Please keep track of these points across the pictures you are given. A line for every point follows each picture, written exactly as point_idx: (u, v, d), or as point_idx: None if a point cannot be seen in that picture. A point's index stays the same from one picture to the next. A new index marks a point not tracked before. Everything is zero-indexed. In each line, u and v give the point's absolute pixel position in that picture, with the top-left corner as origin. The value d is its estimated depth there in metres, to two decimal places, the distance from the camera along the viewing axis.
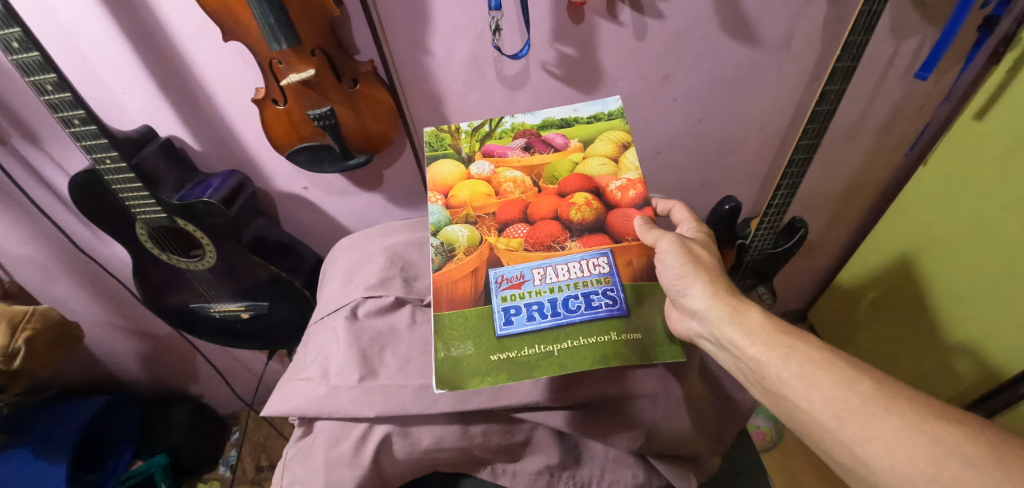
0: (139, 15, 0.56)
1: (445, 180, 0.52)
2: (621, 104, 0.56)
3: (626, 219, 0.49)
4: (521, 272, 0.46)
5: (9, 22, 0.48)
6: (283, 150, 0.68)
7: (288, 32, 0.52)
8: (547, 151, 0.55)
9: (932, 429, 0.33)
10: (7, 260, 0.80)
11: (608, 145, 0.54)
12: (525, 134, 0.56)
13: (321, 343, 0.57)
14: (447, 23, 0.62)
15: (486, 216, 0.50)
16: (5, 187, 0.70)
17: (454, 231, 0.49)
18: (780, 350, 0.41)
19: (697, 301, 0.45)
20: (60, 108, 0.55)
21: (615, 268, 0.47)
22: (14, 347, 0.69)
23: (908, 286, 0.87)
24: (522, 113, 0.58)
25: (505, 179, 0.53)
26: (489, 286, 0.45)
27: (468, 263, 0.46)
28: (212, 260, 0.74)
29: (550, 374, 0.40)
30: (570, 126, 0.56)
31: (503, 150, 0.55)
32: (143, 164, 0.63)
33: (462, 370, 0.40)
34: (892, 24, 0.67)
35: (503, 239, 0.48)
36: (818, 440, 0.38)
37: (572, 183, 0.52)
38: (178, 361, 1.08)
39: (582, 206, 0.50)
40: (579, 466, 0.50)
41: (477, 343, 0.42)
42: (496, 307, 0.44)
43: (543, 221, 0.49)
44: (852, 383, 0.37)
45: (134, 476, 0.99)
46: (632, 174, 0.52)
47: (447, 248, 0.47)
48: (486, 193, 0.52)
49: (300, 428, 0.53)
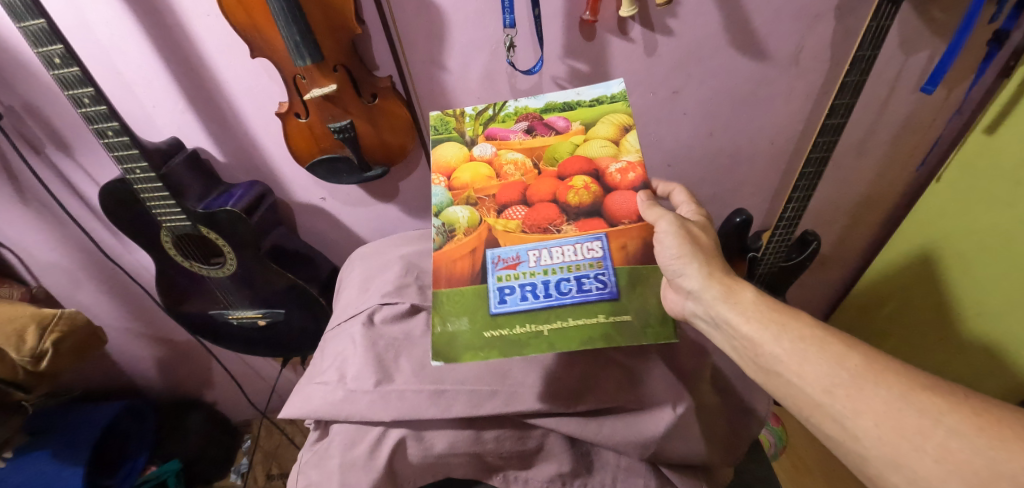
0: (171, 33, 0.59)
1: (449, 162, 0.54)
2: (624, 87, 0.56)
3: (624, 202, 0.50)
4: (516, 253, 0.47)
5: (52, 39, 0.51)
6: (303, 162, 0.70)
7: (312, 50, 0.55)
8: (549, 133, 0.55)
9: (919, 400, 0.33)
10: (35, 265, 0.83)
11: (609, 128, 0.53)
12: (527, 117, 0.57)
13: (338, 348, 0.58)
14: (463, 40, 0.65)
15: (487, 198, 0.51)
16: (38, 194, 0.74)
17: (455, 212, 0.50)
18: (772, 327, 0.41)
19: (692, 281, 0.47)
20: (96, 120, 0.58)
21: (608, 253, 0.47)
22: (41, 348, 0.72)
23: (919, 295, 0.87)
24: (525, 98, 0.58)
25: (507, 161, 0.54)
26: (485, 266, 0.46)
27: (468, 244, 0.48)
28: (233, 267, 0.77)
29: (539, 353, 0.41)
30: (571, 109, 0.55)
31: (506, 133, 0.56)
32: (171, 175, 0.66)
33: (456, 344, 0.41)
34: (900, 39, 0.68)
35: (502, 220, 0.50)
36: (809, 415, 0.38)
37: (572, 166, 0.52)
38: (193, 367, 1.10)
39: (581, 190, 0.50)
40: (590, 474, 0.50)
41: (472, 319, 0.43)
42: (491, 286, 0.45)
43: (541, 204, 0.50)
44: (841, 359, 0.37)
45: (145, 482, 1.00)
46: (631, 157, 0.52)
47: (449, 228, 0.49)
48: (487, 175, 0.53)
49: (316, 431, 0.54)
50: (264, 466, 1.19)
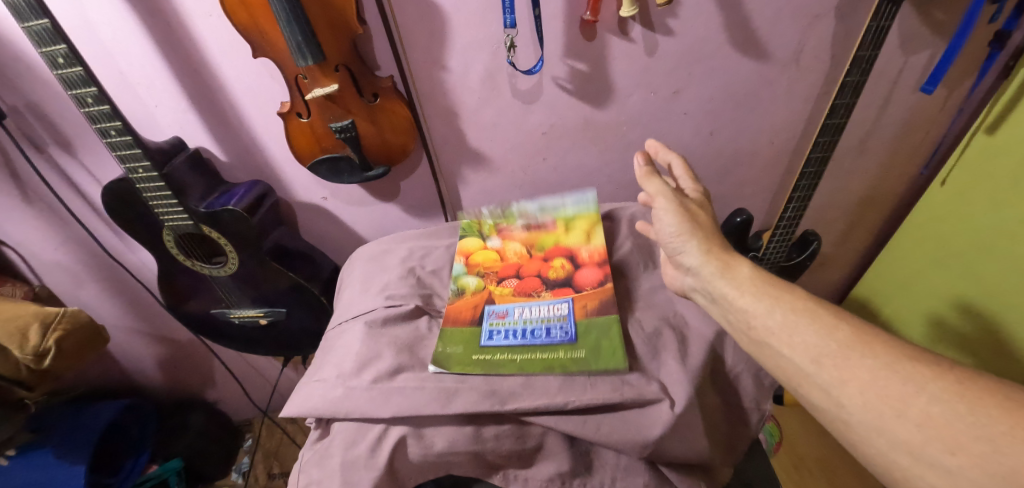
0: (175, 34, 0.60)
1: (469, 248, 0.71)
2: (594, 200, 0.77)
3: (588, 277, 0.64)
4: (506, 308, 0.61)
5: (56, 39, 0.51)
6: (306, 162, 0.70)
7: (314, 50, 0.55)
8: (541, 229, 0.73)
9: (904, 368, 0.32)
10: (38, 264, 0.83)
11: (582, 228, 0.72)
12: (527, 218, 0.75)
13: (339, 347, 0.59)
14: (464, 40, 0.65)
15: (492, 273, 0.67)
16: (41, 194, 0.74)
17: (468, 280, 0.66)
18: (766, 300, 0.41)
19: (692, 258, 0.47)
20: (99, 120, 0.59)
21: (572, 311, 0.60)
22: (44, 346, 0.72)
23: (919, 287, 0.86)
24: (526, 202, 0.79)
25: (509, 249, 0.70)
26: (482, 316, 0.61)
27: (472, 301, 0.63)
28: (234, 267, 0.77)
29: (510, 373, 0.53)
30: (558, 213, 0.75)
31: (510, 229, 0.74)
32: (173, 174, 0.66)
33: (452, 359, 0.55)
34: (900, 39, 0.68)
35: (500, 287, 0.65)
36: (798, 387, 0.37)
37: (554, 252, 0.69)
38: (195, 366, 1.10)
39: (558, 268, 0.66)
40: (590, 474, 0.50)
41: (465, 347, 0.57)
42: (483, 328, 0.59)
43: (530, 276, 0.65)
44: (831, 330, 0.36)
45: (146, 481, 1.01)
46: (598, 246, 0.69)
47: (460, 290, 0.64)
48: (493, 257, 0.69)
49: (317, 430, 0.55)
50: (266, 465, 1.20)
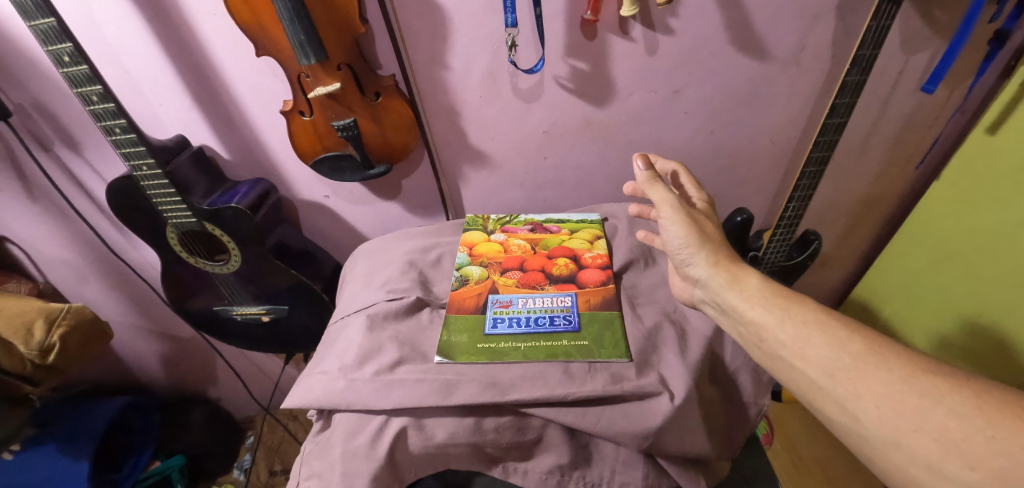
0: (178, 32, 0.60)
1: (472, 240, 0.73)
2: (599, 218, 0.78)
3: (592, 276, 0.66)
4: (510, 298, 0.63)
5: (61, 38, 0.52)
6: (307, 160, 0.71)
7: (317, 48, 0.55)
8: (546, 232, 0.75)
9: (919, 381, 0.33)
10: (42, 260, 0.84)
11: (587, 234, 0.73)
12: (532, 223, 0.77)
13: (341, 341, 0.59)
14: (466, 39, 0.65)
15: (495, 263, 0.69)
16: (46, 191, 0.75)
17: (471, 269, 0.68)
18: (777, 312, 0.41)
19: (699, 269, 0.48)
20: (104, 117, 0.59)
21: (575, 303, 0.62)
22: (49, 341, 0.73)
23: (914, 289, 0.87)
24: (533, 213, 0.81)
25: (513, 243, 0.72)
26: (486, 304, 0.63)
27: (476, 289, 0.65)
28: (237, 264, 0.77)
29: (516, 360, 0.55)
30: (564, 222, 0.77)
31: (515, 229, 0.76)
32: (177, 171, 0.67)
33: (456, 349, 0.56)
34: (901, 39, 0.69)
35: (503, 277, 0.67)
36: (812, 400, 0.38)
37: (558, 251, 0.70)
38: (197, 363, 1.11)
39: (562, 266, 0.68)
40: (589, 466, 0.50)
41: (470, 335, 0.58)
42: (488, 315, 0.61)
43: (533, 270, 0.67)
44: (843, 342, 0.37)
45: (151, 476, 1.02)
46: (602, 251, 0.70)
47: (464, 278, 0.66)
48: (497, 250, 0.71)
49: (318, 422, 0.55)
50: (267, 462, 1.19)
